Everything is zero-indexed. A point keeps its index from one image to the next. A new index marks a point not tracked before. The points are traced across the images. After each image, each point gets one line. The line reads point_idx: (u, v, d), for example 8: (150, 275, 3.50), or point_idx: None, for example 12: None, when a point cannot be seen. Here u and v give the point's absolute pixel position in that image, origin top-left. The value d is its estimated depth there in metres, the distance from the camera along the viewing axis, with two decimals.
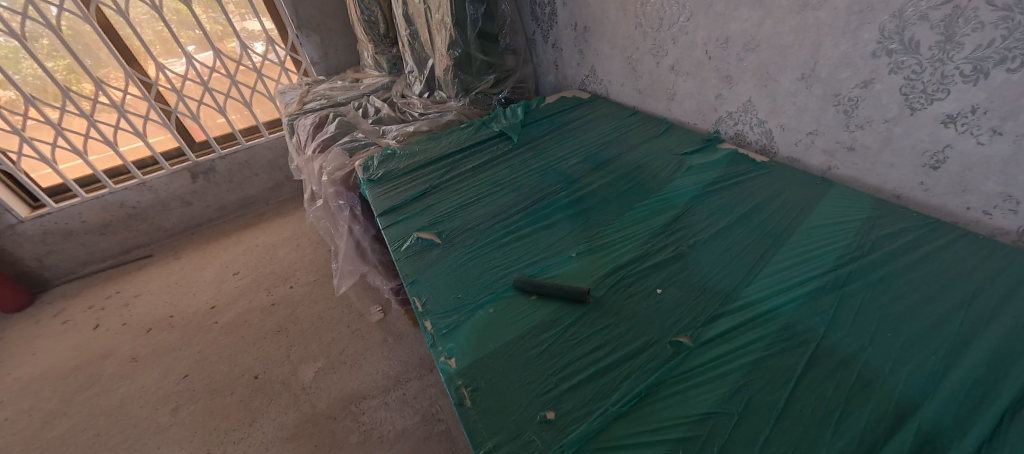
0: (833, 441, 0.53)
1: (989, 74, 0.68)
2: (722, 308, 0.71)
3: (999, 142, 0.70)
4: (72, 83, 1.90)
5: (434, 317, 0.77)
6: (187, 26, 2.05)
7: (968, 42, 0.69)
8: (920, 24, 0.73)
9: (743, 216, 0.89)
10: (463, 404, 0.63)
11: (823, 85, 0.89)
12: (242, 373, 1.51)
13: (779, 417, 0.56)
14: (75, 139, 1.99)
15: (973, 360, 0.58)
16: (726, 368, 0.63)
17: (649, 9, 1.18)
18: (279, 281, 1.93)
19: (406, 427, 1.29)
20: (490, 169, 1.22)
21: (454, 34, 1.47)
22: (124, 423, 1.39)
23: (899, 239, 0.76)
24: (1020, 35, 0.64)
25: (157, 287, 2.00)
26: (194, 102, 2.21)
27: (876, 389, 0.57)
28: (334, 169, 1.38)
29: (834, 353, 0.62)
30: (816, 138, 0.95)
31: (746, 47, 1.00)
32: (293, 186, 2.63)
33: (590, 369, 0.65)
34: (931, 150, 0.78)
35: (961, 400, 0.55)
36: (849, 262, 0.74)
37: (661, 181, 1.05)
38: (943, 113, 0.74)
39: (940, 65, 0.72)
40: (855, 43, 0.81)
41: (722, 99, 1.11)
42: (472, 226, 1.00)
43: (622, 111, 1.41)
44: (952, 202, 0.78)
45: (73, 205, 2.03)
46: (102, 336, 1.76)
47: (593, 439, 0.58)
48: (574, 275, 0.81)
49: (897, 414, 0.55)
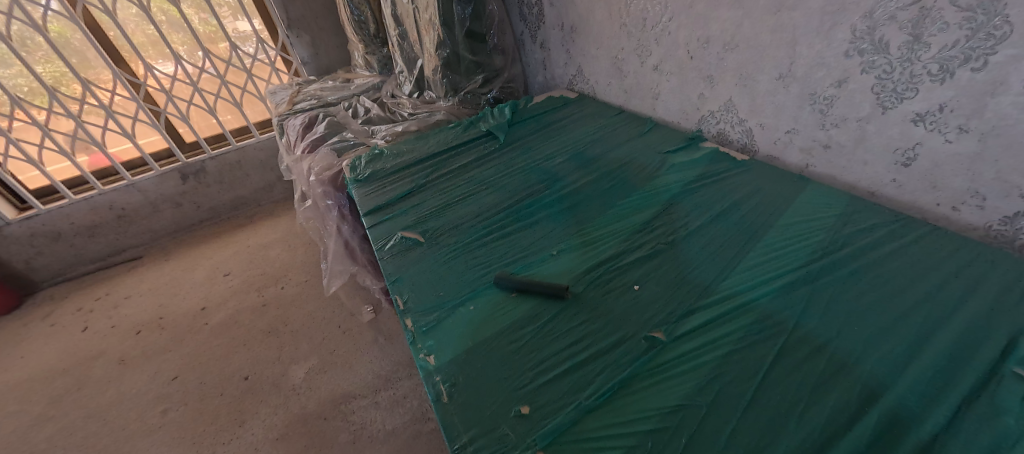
0: (797, 431, 0.55)
1: (955, 73, 0.70)
2: (697, 303, 0.72)
3: (965, 140, 0.72)
4: (61, 84, 1.89)
5: (415, 315, 0.78)
6: (176, 27, 2.05)
7: (935, 42, 0.70)
8: (889, 24, 0.74)
9: (721, 213, 0.90)
10: (440, 400, 0.64)
11: (799, 85, 0.91)
12: (232, 373, 1.51)
13: (746, 408, 0.58)
14: (63, 140, 1.98)
15: (936, 351, 0.60)
16: (698, 362, 0.64)
17: (633, 9, 1.19)
18: (270, 282, 1.93)
19: (395, 426, 1.30)
20: (476, 168, 1.23)
21: (442, 34, 1.47)
22: (114, 425, 1.39)
23: (870, 235, 0.78)
24: (983, 35, 0.65)
25: (147, 288, 1.99)
26: (184, 102, 2.20)
27: (841, 379, 0.59)
28: (322, 169, 1.39)
29: (802, 345, 0.63)
30: (794, 137, 0.96)
31: (725, 46, 1.01)
32: (284, 187, 2.62)
33: (566, 364, 0.66)
34: (902, 148, 0.79)
35: (921, 389, 0.56)
36: (822, 257, 0.76)
37: (644, 178, 1.06)
38: (913, 111, 0.76)
39: (909, 64, 0.74)
40: (828, 43, 0.83)
41: (704, 99, 1.12)
42: (457, 225, 1.00)
43: (608, 110, 1.42)
44: (923, 198, 0.80)
45: (61, 207, 2.01)
46: (91, 338, 1.75)
47: (566, 432, 0.59)
48: (555, 272, 0.82)
49: (860, 404, 0.56)
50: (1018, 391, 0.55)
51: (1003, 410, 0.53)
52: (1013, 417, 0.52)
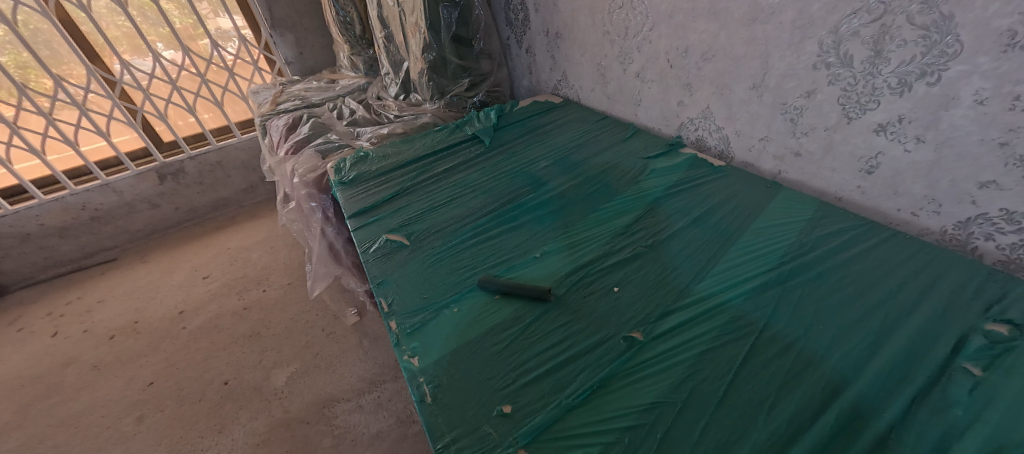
0: (765, 425, 0.58)
1: (912, 87, 0.74)
2: (674, 304, 0.75)
3: (922, 149, 0.76)
4: (30, 79, 1.83)
5: (399, 317, 0.79)
6: (154, 22, 2.01)
7: (894, 57, 0.75)
8: (853, 40, 0.79)
9: (699, 217, 0.94)
10: (425, 401, 0.65)
11: (772, 94, 0.95)
12: (211, 379, 1.49)
13: (718, 404, 0.61)
14: (33, 138, 1.92)
15: (894, 348, 0.64)
16: (674, 361, 0.67)
17: (616, 17, 1.22)
18: (251, 285, 1.91)
19: (380, 429, 1.30)
20: (462, 171, 1.25)
21: (428, 37, 1.49)
22: (87, 433, 1.36)
23: (837, 239, 0.82)
24: (937, 52, 0.70)
25: (122, 292, 1.94)
26: (162, 101, 2.16)
27: (807, 375, 0.62)
28: (306, 170, 1.38)
29: (772, 343, 0.67)
30: (768, 144, 1.00)
31: (703, 56, 1.05)
32: (267, 188, 2.59)
33: (548, 365, 0.68)
34: (866, 156, 0.84)
35: (880, 384, 0.60)
36: (793, 259, 0.79)
37: (626, 183, 1.09)
38: (875, 122, 0.80)
39: (871, 77, 0.79)
40: (798, 56, 0.87)
41: (684, 106, 1.16)
42: (442, 228, 1.01)
43: (592, 115, 1.45)
44: (886, 204, 0.85)
45: (30, 207, 1.95)
46: (62, 344, 1.70)
47: (547, 429, 0.61)
48: (539, 274, 0.84)
49: (824, 398, 0.59)
50: (966, 384, 0.59)
51: (952, 402, 0.57)
52: (961, 409, 0.56)
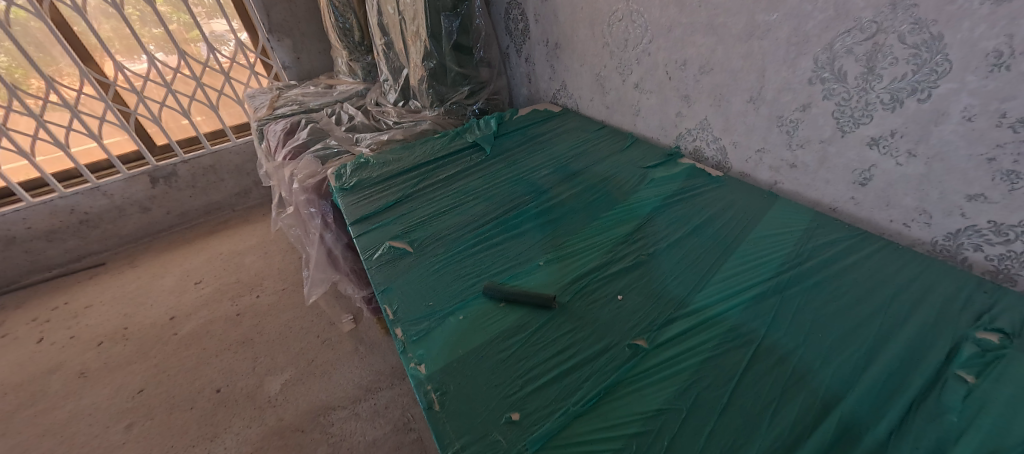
0: (766, 432, 0.59)
1: (904, 103, 0.77)
2: (677, 312, 0.77)
3: (914, 163, 0.79)
4: (20, 80, 1.81)
5: (405, 324, 0.79)
6: (149, 24, 2.00)
7: (886, 74, 0.78)
8: (847, 56, 0.81)
9: (698, 226, 0.96)
10: (432, 408, 0.66)
11: (768, 107, 0.97)
12: (203, 386, 1.47)
13: (722, 412, 0.62)
14: (21, 139, 1.89)
15: (889, 356, 0.66)
16: (678, 368, 0.68)
17: (615, 30, 1.24)
18: (245, 290, 1.89)
19: (376, 437, 1.29)
20: (463, 178, 1.26)
21: (429, 46, 1.51)
22: (73, 441, 1.33)
23: (832, 248, 0.84)
24: (927, 70, 0.73)
25: (112, 296, 1.92)
26: (156, 103, 2.15)
27: (806, 383, 0.64)
28: (306, 176, 1.38)
29: (772, 351, 0.68)
30: (764, 155, 1.03)
31: (701, 69, 1.07)
32: (261, 193, 2.58)
33: (555, 371, 0.69)
34: (859, 169, 0.87)
35: (876, 392, 0.62)
36: (789, 269, 0.82)
37: (625, 192, 1.11)
38: (869, 135, 0.83)
39: (864, 93, 0.81)
40: (793, 71, 0.90)
41: (682, 117, 1.18)
42: (445, 235, 1.02)
43: (590, 125, 1.48)
44: (878, 215, 0.87)
45: (16, 210, 1.92)
46: (48, 350, 1.67)
47: (556, 436, 0.62)
48: (543, 282, 0.85)
49: (823, 406, 0.61)
50: (960, 391, 0.61)
51: (947, 409, 0.59)
52: (955, 415, 0.59)
